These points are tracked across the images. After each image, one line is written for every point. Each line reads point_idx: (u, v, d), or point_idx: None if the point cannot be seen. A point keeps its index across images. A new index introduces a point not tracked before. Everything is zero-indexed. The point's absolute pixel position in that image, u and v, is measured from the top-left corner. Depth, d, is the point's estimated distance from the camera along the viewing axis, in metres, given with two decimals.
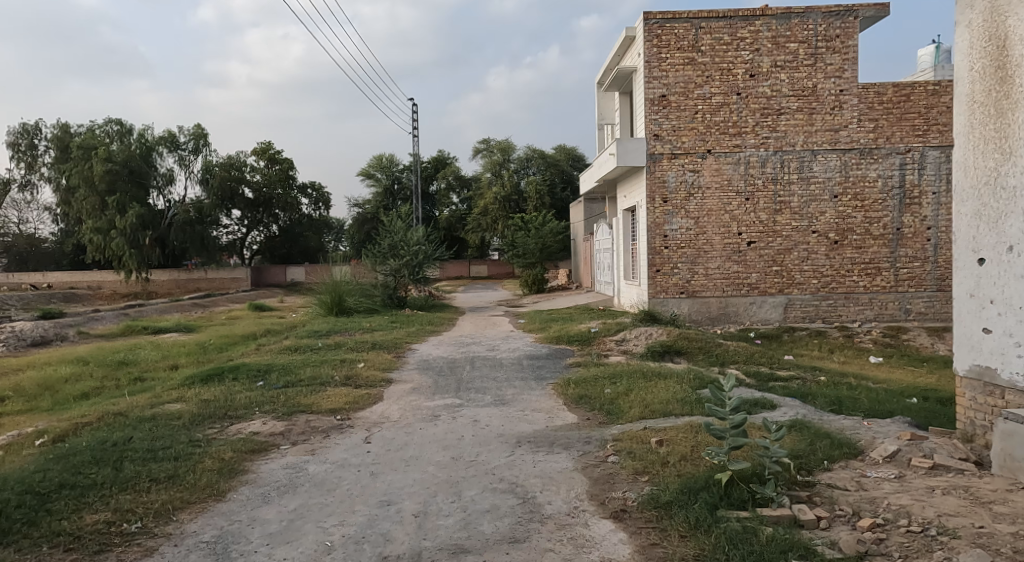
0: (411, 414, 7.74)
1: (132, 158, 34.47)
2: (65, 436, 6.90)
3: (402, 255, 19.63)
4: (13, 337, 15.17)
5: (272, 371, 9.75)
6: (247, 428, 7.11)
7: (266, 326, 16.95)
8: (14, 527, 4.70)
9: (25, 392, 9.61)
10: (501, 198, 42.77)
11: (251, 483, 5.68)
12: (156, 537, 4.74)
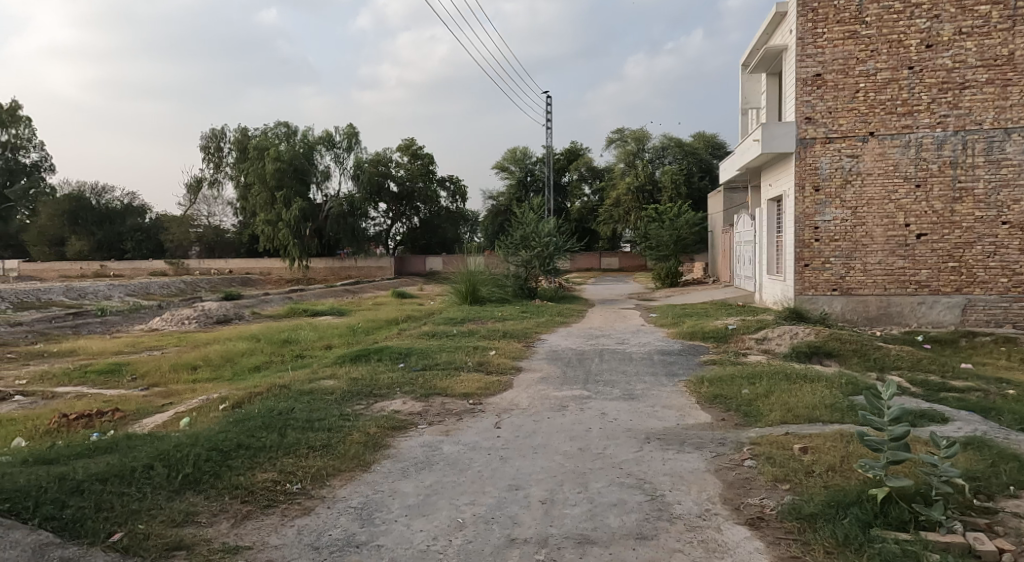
0: (540, 403, 7.80)
1: (297, 157, 37.14)
2: (240, 402, 7.58)
3: (534, 247, 19.82)
4: (202, 314, 16.90)
5: (413, 354, 10.19)
6: (389, 407, 7.46)
7: (407, 312, 17.79)
8: (203, 477, 5.23)
9: (210, 362, 10.68)
10: (634, 188, 42.07)
11: (392, 457, 5.97)
12: (313, 498, 5.10)
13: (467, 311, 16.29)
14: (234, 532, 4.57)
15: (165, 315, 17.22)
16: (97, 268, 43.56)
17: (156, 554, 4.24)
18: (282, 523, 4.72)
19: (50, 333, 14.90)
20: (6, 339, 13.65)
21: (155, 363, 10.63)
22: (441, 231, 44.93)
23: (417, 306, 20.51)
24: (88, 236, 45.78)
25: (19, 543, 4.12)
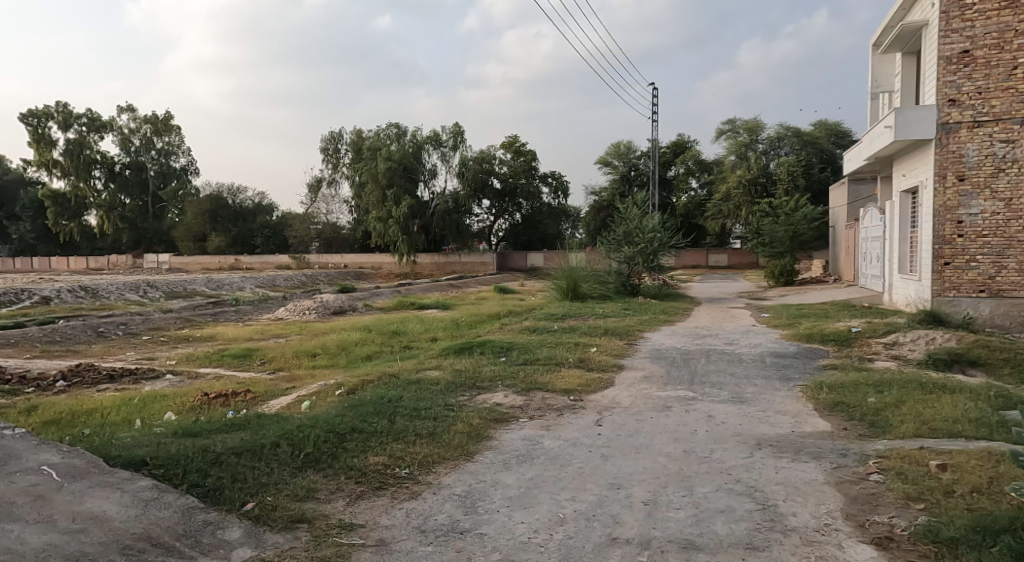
0: (643, 402, 7.62)
1: (407, 156, 38.31)
2: (355, 389, 7.81)
3: (637, 243, 19.43)
4: (321, 306, 17.79)
5: (514, 348, 10.26)
6: (491, 399, 7.53)
7: (509, 307, 17.95)
8: (324, 456, 5.47)
9: (327, 350, 11.22)
10: (746, 181, 40.49)
11: (494, 448, 6.01)
12: (420, 483, 5.22)
13: (569, 307, 16.24)
14: (349, 510, 4.75)
15: (287, 306, 18.23)
16: (231, 261, 48.12)
17: (283, 525, 4.47)
18: (393, 505, 4.86)
19: (192, 319, 16.16)
20: (155, 324, 14.87)
21: (277, 350, 11.23)
22: (543, 227, 44.96)
23: (519, 301, 20.66)
24: (223, 234, 48.91)
25: (172, 505, 4.49)
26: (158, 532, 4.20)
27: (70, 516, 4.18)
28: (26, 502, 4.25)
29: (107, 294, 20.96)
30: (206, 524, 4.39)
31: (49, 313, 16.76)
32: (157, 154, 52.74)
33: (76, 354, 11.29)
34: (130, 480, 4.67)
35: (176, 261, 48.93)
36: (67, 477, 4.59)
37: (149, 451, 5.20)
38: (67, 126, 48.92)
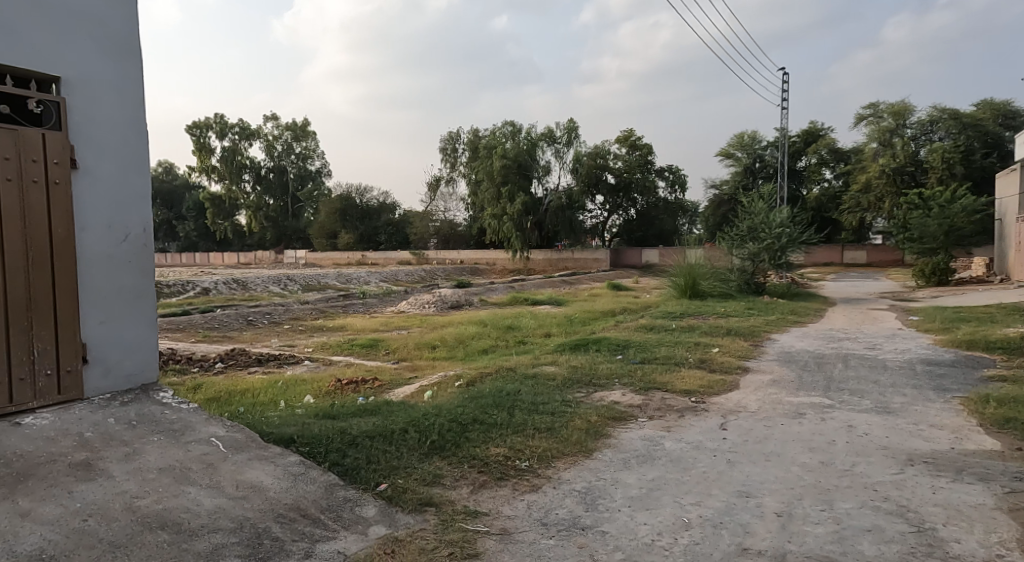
0: (773, 407, 7.20)
1: (521, 154, 38.81)
2: (473, 381, 7.94)
3: (763, 238, 18.45)
4: (440, 300, 18.37)
5: (631, 347, 10.05)
6: (609, 397, 7.41)
7: (624, 304, 17.64)
8: (448, 445, 5.55)
9: (446, 343, 11.53)
10: (891, 170, 37.52)
11: (613, 447, 5.90)
12: (539, 476, 5.22)
13: (687, 305, 15.74)
14: (473, 498, 4.77)
15: (410, 300, 18.90)
16: (359, 258, 49.70)
17: (413, 506, 4.51)
18: (517, 497, 4.84)
19: (326, 311, 17.06)
20: (293, 314, 15.85)
21: (400, 342, 11.58)
22: (658, 222, 43.73)
23: (635, 298, 20.26)
24: (353, 231, 52.32)
25: (317, 480, 4.57)
26: (308, 506, 4.27)
27: (232, 484, 4.27)
28: (197, 469, 4.33)
29: (252, 288, 22.64)
30: (346, 502, 4.43)
31: (203, 303, 18.28)
32: (298, 158, 56.46)
33: (226, 339, 12.27)
34: (280, 455, 4.77)
35: (312, 258, 51.08)
36: (234, 446, 4.67)
37: (295, 430, 5.35)
38: (225, 137, 53.44)
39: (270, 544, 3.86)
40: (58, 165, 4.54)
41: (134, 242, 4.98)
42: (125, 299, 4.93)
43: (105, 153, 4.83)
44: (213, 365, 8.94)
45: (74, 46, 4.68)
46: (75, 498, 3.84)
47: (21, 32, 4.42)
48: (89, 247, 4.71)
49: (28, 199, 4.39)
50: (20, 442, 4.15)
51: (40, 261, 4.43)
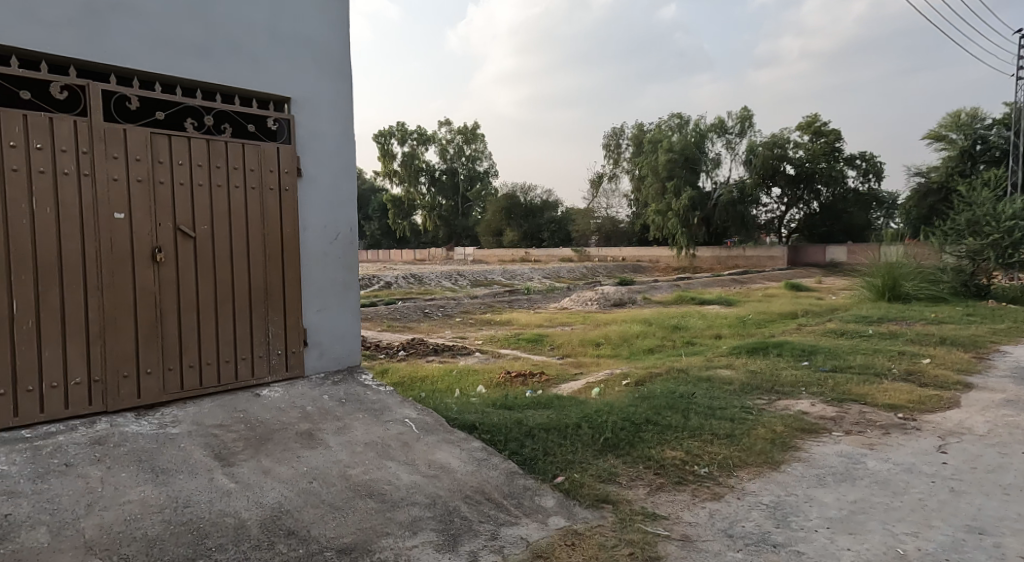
0: (1008, 431, 5.05)
1: (689, 147, 28.65)
2: (644, 381, 5.21)
3: (987, 233, 13.06)
4: (602, 297, 13.90)
5: (820, 352, 7.04)
6: (795, 406, 5.28)
7: (803, 304, 12.93)
8: (622, 443, 4.15)
9: (612, 340, 7.96)
10: None
11: (805, 462, 4.22)
12: (720, 485, 3.82)
13: (887, 308, 11.59)
14: (648, 500, 3.56)
15: (574, 295, 14.73)
16: (522, 253, 38.54)
17: (589, 504, 3.37)
18: (696, 504, 3.56)
19: (504, 302, 15.07)
20: (465, 308, 13.15)
21: (567, 334, 8.70)
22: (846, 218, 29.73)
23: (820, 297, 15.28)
24: (517, 227, 41.95)
25: (497, 468, 3.52)
26: (491, 491, 3.31)
27: (425, 460, 3.37)
28: (398, 445, 3.41)
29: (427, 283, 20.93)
30: (525, 490, 3.40)
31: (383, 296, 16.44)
32: (466, 160, 46.85)
33: (404, 331, 10.27)
34: (467, 439, 3.67)
35: (478, 255, 40.61)
36: (422, 427, 3.60)
37: (478, 414, 4.05)
38: (401, 145, 45.16)
39: (461, 523, 2.99)
40: (287, 172, 3.49)
41: (352, 242, 3.79)
42: (350, 291, 3.80)
43: (330, 149, 3.69)
44: (395, 352, 7.02)
45: (313, 47, 3.61)
46: (304, 462, 3.10)
47: (269, 26, 3.46)
48: (315, 245, 3.63)
49: (263, 201, 3.45)
50: (260, 410, 3.33)
51: (272, 256, 3.48)
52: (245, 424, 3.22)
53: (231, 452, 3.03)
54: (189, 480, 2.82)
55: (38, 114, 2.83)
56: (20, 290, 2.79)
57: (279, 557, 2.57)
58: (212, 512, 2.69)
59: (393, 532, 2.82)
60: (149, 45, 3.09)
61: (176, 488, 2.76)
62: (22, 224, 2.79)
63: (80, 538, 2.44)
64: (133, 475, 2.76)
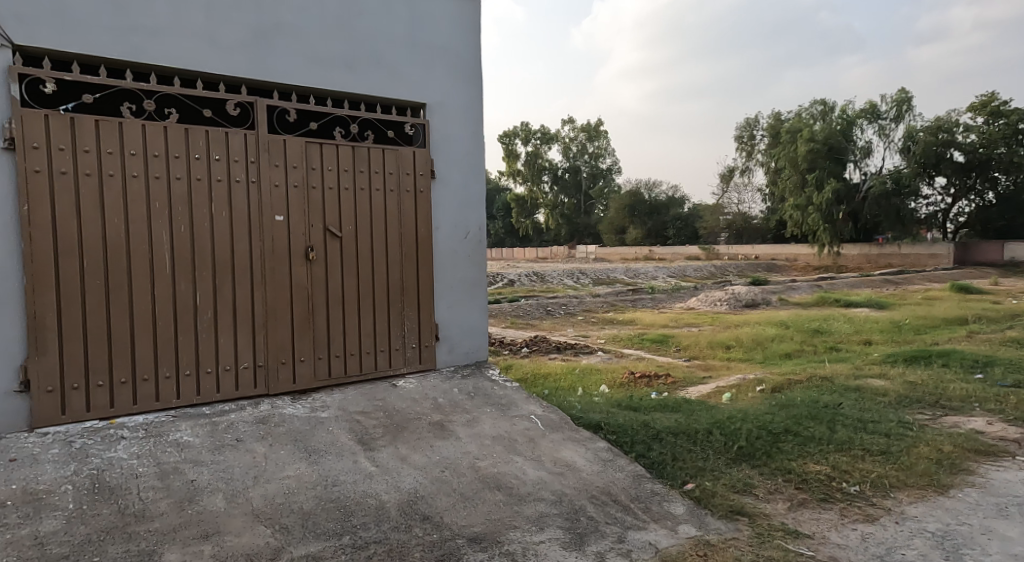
0: None
1: (834, 134, 24.74)
2: (782, 387, 4.84)
3: None
4: (732, 297, 11.40)
5: (998, 363, 6.11)
6: (963, 424, 4.46)
7: (979, 309, 11.14)
8: (758, 452, 3.61)
9: (745, 342, 6.94)
10: None
11: (980, 489, 3.44)
12: (874, 507, 3.22)
13: None
14: (790, 516, 3.09)
15: (701, 295, 12.48)
16: (646, 252, 33.02)
17: (722, 515, 2.99)
18: (844, 526, 3.03)
19: (631, 297, 13.23)
20: (586, 306, 11.53)
21: (696, 333, 7.89)
22: None
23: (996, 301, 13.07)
24: (641, 224, 35.83)
25: (624, 469, 3.23)
26: (619, 492, 3.05)
27: (551, 456, 3.19)
28: (524, 440, 3.26)
29: (550, 281, 18.28)
30: (654, 495, 3.08)
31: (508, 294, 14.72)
32: (588, 158, 41.34)
33: (526, 327, 9.15)
34: (593, 438, 3.42)
35: (600, 253, 34.77)
36: (548, 424, 3.42)
37: (601, 413, 3.75)
38: (524, 143, 40.50)
39: (587, 522, 2.79)
40: (421, 174, 3.51)
41: (480, 242, 3.74)
42: (478, 288, 3.75)
43: (459, 153, 3.65)
44: (520, 348, 6.73)
45: (445, 53, 3.58)
46: (437, 451, 3.04)
47: (408, 34, 3.45)
48: (446, 244, 3.61)
49: (399, 203, 3.45)
50: (397, 400, 3.30)
51: (406, 256, 3.48)
52: (384, 412, 3.20)
53: (373, 437, 3.02)
54: (337, 461, 2.83)
55: (216, 129, 2.93)
56: (202, 281, 2.91)
57: (416, 539, 2.53)
58: (357, 492, 2.70)
59: (520, 526, 2.69)
60: (308, 63, 3.14)
61: (326, 468, 2.78)
62: (204, 222, 2.91)
63: (248, 505, 2.52)
64: (291, 452, 2.82)
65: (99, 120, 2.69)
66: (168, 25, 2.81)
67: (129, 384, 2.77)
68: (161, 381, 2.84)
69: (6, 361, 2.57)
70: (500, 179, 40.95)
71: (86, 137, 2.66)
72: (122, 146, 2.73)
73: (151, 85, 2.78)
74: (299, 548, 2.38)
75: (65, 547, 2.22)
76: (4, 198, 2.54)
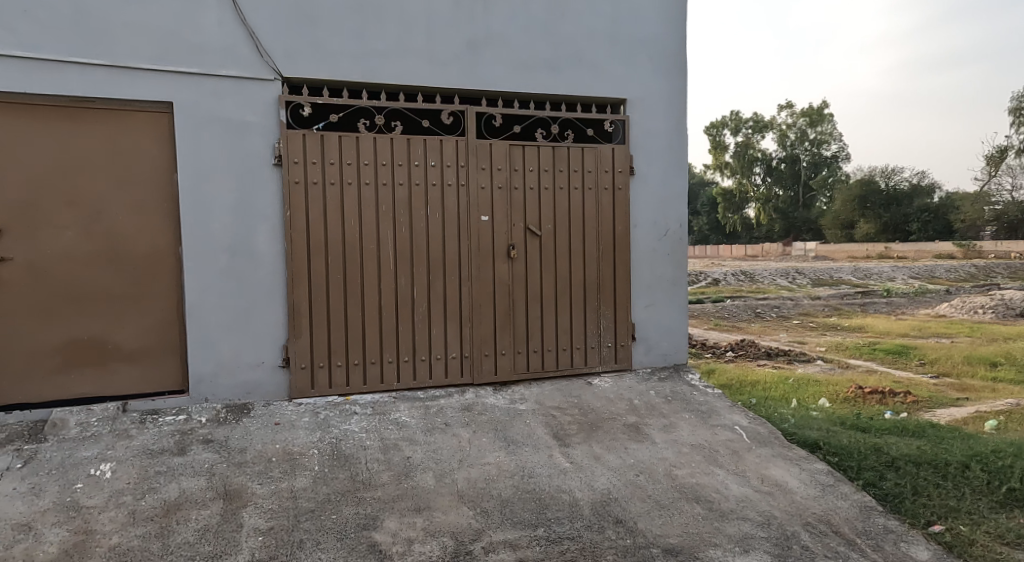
0: None
1: None
2: None
3: None
4: (1003, 305, 8.75)
5: None
6: None
7: None
8: None
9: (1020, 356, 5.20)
10: None
11: None
12: None
13: None
14: None
15: (960, 299, 9.61)
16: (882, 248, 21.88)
17: None
18: None
19: (858, 297, 10.17)
20: (805, 305, 8.24)
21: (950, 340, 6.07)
22: None
23: None
24: (875, 219, 25.36)
25: (848, 498, 2.86)
26: (839, 521, 2.72)
27: (757, 474, 2.96)
28: (726, 451, 3.08)
29: (761, 278, 12.55)
30: (888, 533, 2.68)
31: (712, 292, 10.11)
32: (810, 145, 30.36)
33: (731, 320, 7.19)
34: (809, 458, 3.11)
35: (820, 250, 23.34)
36: (755, 437, 3.20)
37: (820, 431, 3.37)
38: (734, 132, 30.55)
39: (800, 552, 2.52)
40: (621, 171, 3.50)
41: (682, 239, 3.62)
42: (679, 287, 3.64)
43: (660, 148, 3.58)
44: (721, 352, 5.17)
45: (648, 46, 3.52)
46: (631, 454, 3.00)
47: (610, 33, 3.46)
48: (645, 242, 3.56)
49: (598, 201, 3.47)
50: (592, 398, 3.35)
51: (604, 253, 3.50)
52: (579, 409, 3.25)
53: (567, 433, 3.09)
54: (533, 453, 2.94)
55: (432, 137, 3.22)
56: (417, 276, 3.23)
57: (608, 542, 2.50)
58: (552, 486, 2.76)
59: (721, 544, 2.51)
60: (514, 70, 3.32)
61: (524, 459, 2.90)
62: (418, 224, 3.22)
63: (454, 486, 2.71)
64: (492, 440, 2.99)
65: (341, 135, 3.10)
66: (398, 48, 3.16)
67: (360, 366, 3.18)
68: (384, 364, 3.20)
69: (271, 341, 3.10)
70: (699, 172, 30.22)
71: (332, 151, 3.09)
72: (357, 158, 3.12)
73: (381, 102, 3.15)
74: (498, 533, 2.49)
75: (312, 502, 2.56)
76: (271, 207, 3.06)
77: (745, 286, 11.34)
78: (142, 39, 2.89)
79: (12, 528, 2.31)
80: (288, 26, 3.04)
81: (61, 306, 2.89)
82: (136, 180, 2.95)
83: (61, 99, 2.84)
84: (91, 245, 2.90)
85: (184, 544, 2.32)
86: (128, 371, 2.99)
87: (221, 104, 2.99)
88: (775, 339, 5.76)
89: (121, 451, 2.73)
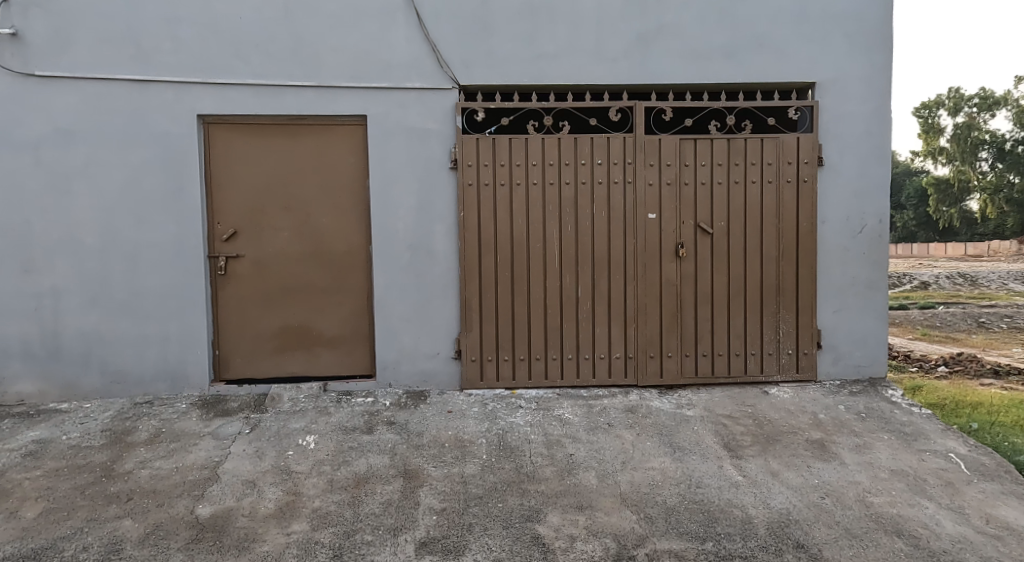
0: None
1: None
2: None
3: None
4: None
5: None
6: None
7: None
8: None
9: None
10: None
11: None
12: None
13: None
14: None
15: None
16: None
17: None
18: None
19: None
20: None
21: None
22: None
23: None
24: None
25: None
26: None
27: (981, 512, 2.49)
28: (938, 482, 2.65)
29: (986, 282, 10.01)
30: None
31: (918, 296, 8.55)
32: None
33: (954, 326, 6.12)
34: None
35: None
36: (977, 468, 2.72)
37: None
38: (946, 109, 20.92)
39: None
40: (806, 163, 3.19)
41: (880, 236, 3.23)
42: (876, 291, 3.25)
43: (856, 135, 3.21)
44: (932, 362, 4.48)
45: (843, 24, 3.18)
46: (816, 473, 2.70)
47: (794, 13, 3.18)
48: (834, 241, 3.23)
49: (779, 195, 3.21)
50: (769, 408, 3.10)
51: (786, 252, 3.22)
52: (754, 420, 3.02)
53: (741, 444, 2.87)
54: (701, 463, 2.78)
55: (600, 135, 3.20)
56: (584, 275, 3.23)
57: None
58: (722, 500, 2.57)
59: None
60: (690, 60, 3.17)
61: (690, 467, 2.75)
62: (585, 223, 3.22)
63: (617, 488, 2.64)
64: (657, 444, 2.88)
65: (513, 138, 3.19)
66: (571, 48, 3.18)
67: (526, 361, 3.26)
68: (549, 361, 3.26)
69: (446, 333, 3.29)
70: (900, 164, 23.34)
71: (503, 153, 3.20)
72: (527, 158, 3.20)
73: (552, 103, 3.19)
74: (664, 541, 2.37)
75: (480, 488, 2.66)
76: (447, 208, 3.25)
77: (965, 287, 9.77)
78: (344, 59, 3.23)
79: (241, 483, 2.69)
80: (466, 36, 3.21)
81: (276, 297, 3.32)
82: (337, 185, 3.30)
83: (279, 118, 3.27)
84: (298, 244, 3.30)
85: (371, 514, 2.52)
86: (327, 356, 3.36)
87: (407, 114, 3.23)
88: (1005, 353, 4.83)
89: (322, 426, 3.06)
